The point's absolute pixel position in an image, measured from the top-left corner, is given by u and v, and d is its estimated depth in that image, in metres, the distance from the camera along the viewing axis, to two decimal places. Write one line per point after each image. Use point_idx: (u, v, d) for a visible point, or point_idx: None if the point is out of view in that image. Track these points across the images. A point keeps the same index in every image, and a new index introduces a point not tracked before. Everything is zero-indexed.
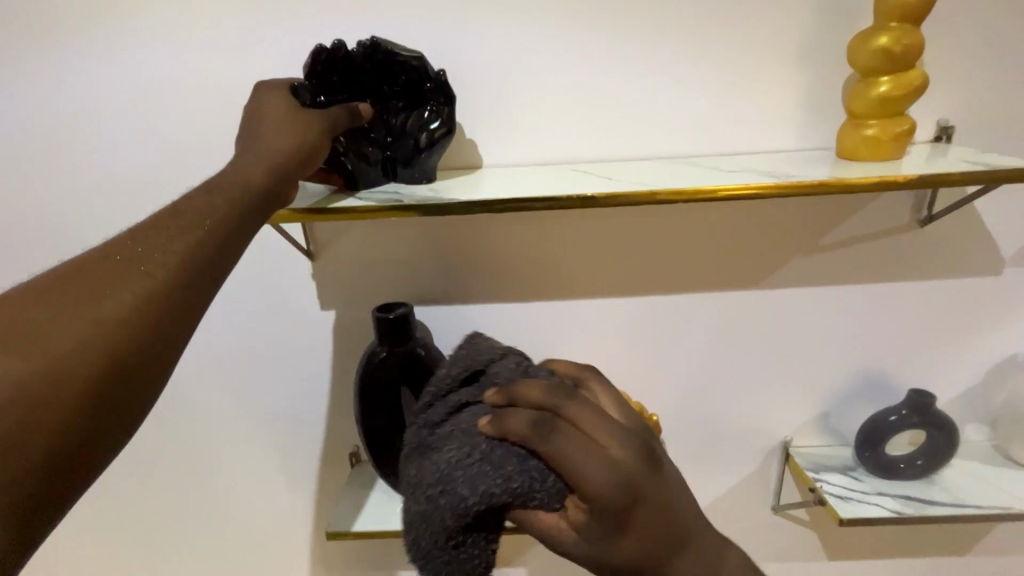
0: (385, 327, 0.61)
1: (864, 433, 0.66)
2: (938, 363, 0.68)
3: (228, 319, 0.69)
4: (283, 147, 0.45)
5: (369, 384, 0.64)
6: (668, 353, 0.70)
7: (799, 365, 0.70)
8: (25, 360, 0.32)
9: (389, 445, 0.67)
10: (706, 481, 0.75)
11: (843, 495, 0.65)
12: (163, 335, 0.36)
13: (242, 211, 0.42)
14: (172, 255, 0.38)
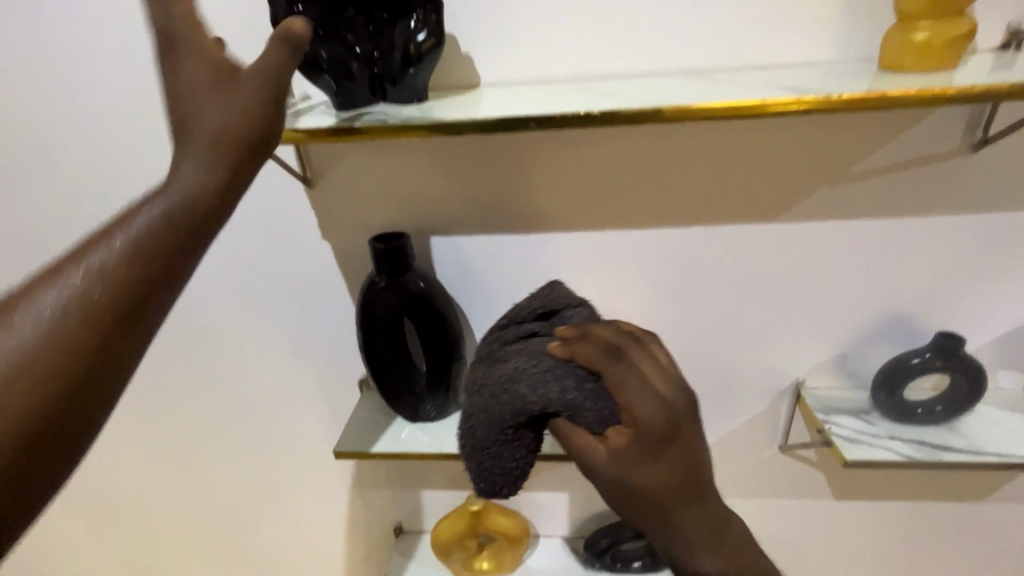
0: (382, 256, 0.60)
1: (882, 376, 0.62)
2: (974, 305, 0.63)
3: (234, 248, 0.70)
4: (220, 131, 0.35)
5: (369, 313, 0.64)
6: (676, 289, 0.67)
7: (816, 304, 0.66)
8: None
9: (389, 375, 0.68)
10: (711, 420, 0.74)
11: (851, 438, 0.63)
12: (75, 406, 0.30)
13: (171, 228, 0.33)
14: (78, 299, 0.30)
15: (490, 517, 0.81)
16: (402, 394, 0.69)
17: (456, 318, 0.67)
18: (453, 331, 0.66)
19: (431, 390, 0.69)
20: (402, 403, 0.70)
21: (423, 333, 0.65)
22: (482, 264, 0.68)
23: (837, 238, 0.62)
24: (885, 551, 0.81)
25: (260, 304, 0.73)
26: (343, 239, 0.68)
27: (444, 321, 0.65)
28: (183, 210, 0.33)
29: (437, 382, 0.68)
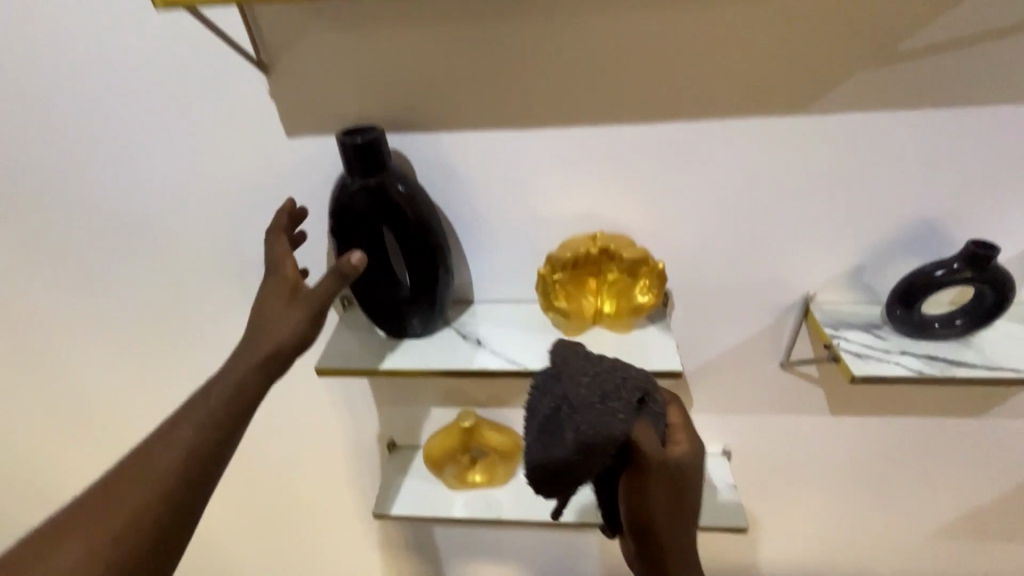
0: (355, 153, 0.54)
1: (901, 290, 0.58)
2: (999, 208, 0.59)
3: (196, 151, 0.63)
4: (287, 325, 0.52)
5: (343, 221, 0.58)
6: (682, 195, 0.62)
7: (832, 210, 0.61)
8: (100, 526, 0.40)
9: (369, 290, 0.63)
10: (711, 337, 0.71)
11: (860, 353, 0.59)
12: (211, 470, 0.45)
13: (230, 409, 0.47)
14: (188, 445, 0.44)
15: (484, 433, 0.79)
16: (385, 311, 0.65)
17: (440, 228, 0.61)
18: (437, 242, 0.61)
19: (415, 306, 0.64)
20: (384, 320, 0.66)
21: (404, 244, 0.60)
22: (471, 167, 0.62)
23: (859, 132, 0.57)
24: (872, 459, 0.83)
25: (228, 216, 0.67)
26: (317, 138, 0.61)
27: (427, 230, 0.59)
28: (237, 398, 0.48)
29: (421, 298, 0.64)
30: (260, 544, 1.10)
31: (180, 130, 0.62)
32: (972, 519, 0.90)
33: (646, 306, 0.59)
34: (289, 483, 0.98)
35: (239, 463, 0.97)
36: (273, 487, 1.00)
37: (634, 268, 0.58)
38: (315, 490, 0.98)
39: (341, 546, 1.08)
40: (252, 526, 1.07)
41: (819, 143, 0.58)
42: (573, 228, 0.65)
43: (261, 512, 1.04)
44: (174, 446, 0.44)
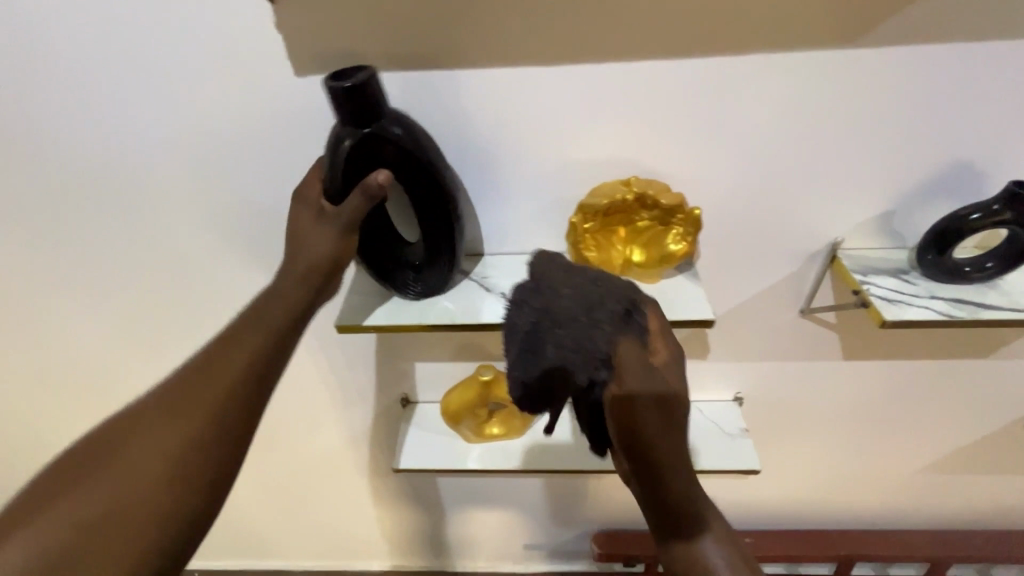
0: (345, 98, 0.50)
1: (935, 234, 0.57)
2: None
3: (196, 91, 0.58)
4: (330, 246, 0.54)
5: (342, 182, 0.54)
6: (714, 140, 0.59)
7: (867, 153, 0.59)
8: (177, 412, 0.42)
9: (382, 248, 0.61)
10: (733, 287, 0.70)
11: (889, 298, 0.59)
12: (271, 371, 0.47)
13: (284, 316, 0.50)
14: (251, 346, 0.47)
15: (497, 386, 0.78)
16: (404, 270, 0.63)
17: (447, 169, 0.58)
18: (449, 186, 0.57)
19: (428, 260, 0.62)
20: (400, 280, 0.64)
21: (411, 192, 0.57)
22: (497, 111, 0.58)
23: (907, 69, 0.55)
24: (873, 398, 0.87)
25: (234, 163, 0.63)
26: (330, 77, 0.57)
27: (434, 173, 0.56)
28: (289, 308, 0.51)
29: (435, 252, 0.61)
30: (271, 498, 1.11)
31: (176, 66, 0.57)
32: (954, 449, 0.97)
33: (681, 255, 0.57)
34: (302, 439, 0.99)
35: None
36: (286, 440, 1.00)
37: (668, 215, 0.56)
38: (329, 443, 0.99)
39: (353, 496, 1.10)
40: (264, 484, 1.08)
41: (864, 81, 0.55)
42: (602, 175, 0.62)
43: (270, 468, 1.05)
44: (241, 346, 0.47)
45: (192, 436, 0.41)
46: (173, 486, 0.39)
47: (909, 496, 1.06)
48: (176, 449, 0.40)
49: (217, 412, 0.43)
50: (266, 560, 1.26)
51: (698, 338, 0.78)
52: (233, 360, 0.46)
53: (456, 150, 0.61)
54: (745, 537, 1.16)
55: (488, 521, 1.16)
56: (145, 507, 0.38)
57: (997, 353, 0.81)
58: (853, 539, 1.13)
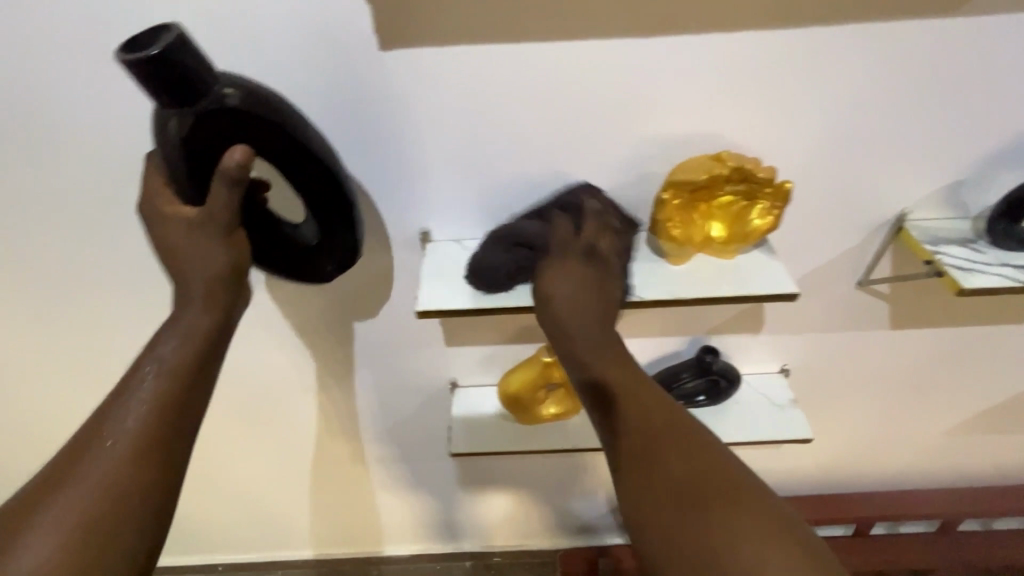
0: (146, 71, 0.47)
1: (1008, 202, 0.59)
2: None
3: (279, 64, 0.58)
4: (217, 268, 0.56)
5: (187, 166, 0.53)
6: (791, 112, 0.61)
7: (941, 126, 0.61)
8: (91, 472, 0.47)
9: (270, 233, 0.62)
10: (799, 260, 0.71)
11: (963, 267, 0.61)
12: (178, 407, 0.52)
13: (186, 354, 0.54)
14: (156, 389, 0.51)
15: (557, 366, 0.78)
16: (301, 253, 0.64)
17: (306, 130, 0.57)
18: (315, 148, 0.57)
19: (331, 237, 0.63)
20: (297, 266, 0.65)
21: (274, 162, 0.56)
22: (577, 83, 0.59)
23: (985, 40, 0.56)
24: (909, 366, 0.91)
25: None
26: (416, 49, 0.57)
27: (294, 136, 0.55)
28: (190, 346, 0.54)
29: (329, 227, 0.62)
30: (312, 478, 1.12)
31: (262, 38, 0.57)
32: (976, 412, 1.02)
33: (765, 230, 0.57)
34: (349, 418, 0.99)
35: (299, 400, 0.97)
36: (331, 422, 1.00)
37: (756, 190, 0.56)
38: (375, 423, 1.00)
39: (395, 473, 1.12)
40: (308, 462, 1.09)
41: (941, 53, 0.57)
42: (676, 149, 0.64)
43: (315, 448, 1.06)
44: (145, 386, 0.51)
45: (107, 487, 0.47)
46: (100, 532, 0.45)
47: (927, 455, 1.12)
48: (95, 501, 0.46)
49: (132, 461, 0.48)
50: (304, 536, 1.28)
51: (753, 311, 0.80)
52: (137, 412, 0.50)
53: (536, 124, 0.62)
54: None
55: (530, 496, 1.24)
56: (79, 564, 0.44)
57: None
58: (873, 501, 1.19)
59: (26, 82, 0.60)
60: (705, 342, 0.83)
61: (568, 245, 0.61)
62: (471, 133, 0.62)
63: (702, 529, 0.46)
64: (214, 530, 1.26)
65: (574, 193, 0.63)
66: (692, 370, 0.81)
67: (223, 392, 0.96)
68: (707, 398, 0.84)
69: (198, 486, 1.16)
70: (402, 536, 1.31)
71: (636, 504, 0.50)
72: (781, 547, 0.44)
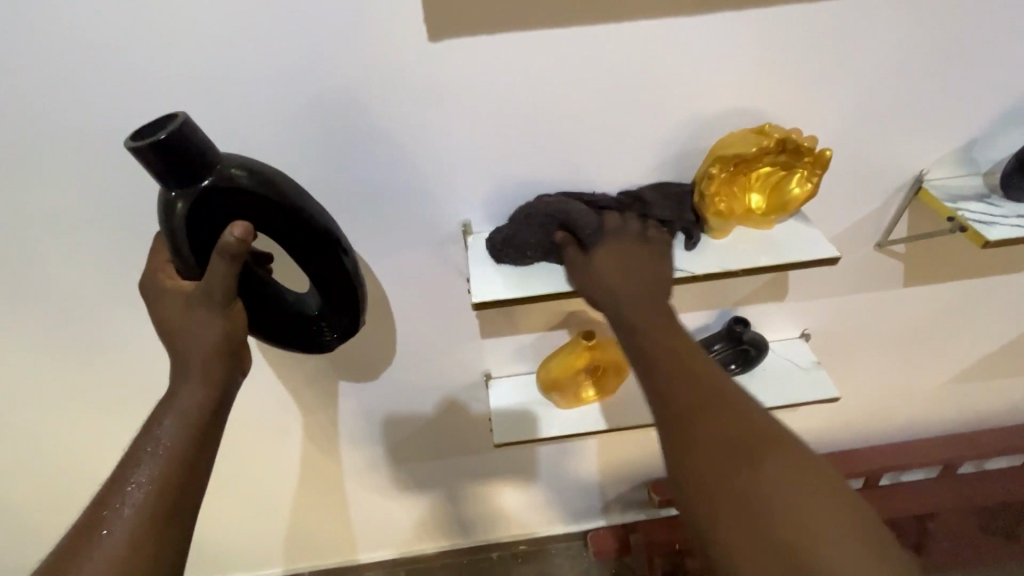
0: (155, 154, 0.48)
1: (1022, 156, 0.62)
2: None
3: (324, 62, 0.58)
4: (215, 341, 0.53)
5: (190, 241, 0.54)
6: (822, 82, 0.63)
7: (961, 88, 0.64)
8: (89, 558, 0.45)
9: (272, 303, 0.62)
10: (825, 227, 0.74)
11: (984, 220, 0.64)
12: (182, 485, 0.49)
13: (183, 436, 0.50)
14: (157, 465, 0.48)
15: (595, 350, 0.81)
16: (302, 321, 0.65)
17: (310, 201, 0.59)
18: (319, 220, 0.58)
19: (336, 304, 0.65)
20: (302, 335, 0.66)
21: (278, 232, 0.57)
22: (621, 68, 0.60)
23: (1006, 3, 0.59)
24: (919, 320, 0.95)
25: (355, 136, 0.63)
26: (462, 38, 0.57)
27: (300, 210, 0.57)
28: (187, 432, 0.50)
29: (333, 295, 0.64)
30: (347, 474, 1.14)
31: (309, 36, 0.56)
32: (978, 359, 1.08)
33: (805, 198, 0.59)
34: (382, 412, 1.00)
35: (331, 398, 0.98)
36: (366, 418, 1.01)
37: (795, 159, 0.58)
38: (410, 415, 1.01)
39: (425, 464, 1.14)
40: (340, 459, 1.10)
41: (966, 17, 0.59)
42: (715, 126, 0.65)
43: (346, 444, 1.07)
44: (144, 466, 0.48)
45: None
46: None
47: (932, 405, 1.18)
48: None
49: (127, 560, 0.45)
50: (334, 537, 1.29)
51: (778, 280, 0.83)
52: (130, 506, 0.47)
53: (579, 108, 0.62)
54: None
55: (556, 481, 1.27)
56: None
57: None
58: (881, 453, 1.25)
59: (51, 92, 0.58)
60: (732, 313, 0.86)
61: (621, 236, 0.61)
62: (516, 123, 0.63)
63: (744, 479, 0.42)
64: (244, 538, 1.26)
65: (638, 198, 0.65)
66: (724, 340, 0.84)
67: (259, 395, 0.97)
68: (739, 366, 0.87)
69: (229, 494, 1.16)
70: (433, 531, 1.33)
71: (682, 445, 0.45)
72: (832, 513, 0.40)
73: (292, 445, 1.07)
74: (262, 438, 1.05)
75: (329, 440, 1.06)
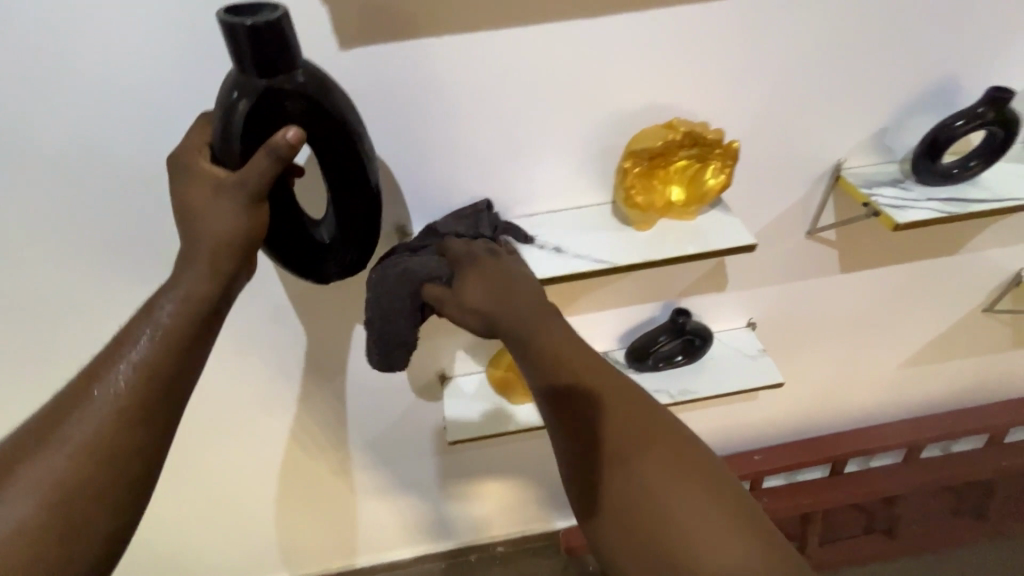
0: (246, 39, 0.51)
1: (927, 142, 0.65)
2: (1004, 61, 0.66)
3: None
4: (223, 236, 0.55)
5: (239, 134, 0.55)
6: (731, 79, 0.65)
7: (864, 81, 0.67)
8: (87, 411, 0.46)
9: (291, 217, 0.63)
10: (753, 216, 0.77)
11: (895, 204, 0.67)
12: (180, 363, 0.51)
13: (184, 318, 0.52)
14: (157, 339, 0.50)
15: None
16: (307, 246, 0.66)
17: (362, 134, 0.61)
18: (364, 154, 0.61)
19: (345, 240, 0.66)
20: (307, 259, 0.67)
21: (323, 154, 0.59)
22: (534, 71, 0.62)
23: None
24: (862, 305, 0.98)
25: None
26: (375, 46, 0.59)
27: (349, 138, 0.58)
28: (188, 316, 0.53)
29: (348, 229, 0.65)
30: (319, 481, 1.15)
31: None
32: (927, 342, 1.11)
33: (720, 188, 0.61)
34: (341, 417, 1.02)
35: (289, 404, 0.99)
36: (331, 421, 1.03)
37: (707, 151, 0.60)
38: (374, 417, 1.03)
39: (392, 467, 1.15)
40: (305, 466, 1.11)
41: (858, 14, 0.63)
42: (634, 122, 0.67)
43: (310, 449, 1.08)
44: (146, 336, 0.50)
45: (86, 450, 0.45)
46: (78, 498, 0.44)
47: (887, 388, 1.21)
48: (82, 456, 0.45)
49: (125, 415, 0.47)
50: (308, 546, 1.29)
51: (717, 272, 0.85)
52: (130, 368, 0.49)
53: (499, 111, 0.64)
54: (756, 454, 1.28)
55: (526, 479, 1.28)
56: (81, 498, 0.44)
57: (964, 250, 0.93)
58: (842, 438, 1.28)
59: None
60: (677, 304, 0.88)
61: (469, 260, 0.64)
62: (440, 126, 0.65)
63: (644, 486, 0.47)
64: (222, 552, 1.26)
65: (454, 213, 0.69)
66: (668, 331, 0.86)
67: (218, 405, 0.98)
68: (685, 356, 0.90)
69: (204, 507, 1.17)
70: (409, 535, 1.34)
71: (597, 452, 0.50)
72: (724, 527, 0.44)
73: (255, 454, 1.08)
74: (225, 450, 1.06)
75: (292, 447, 1.07)
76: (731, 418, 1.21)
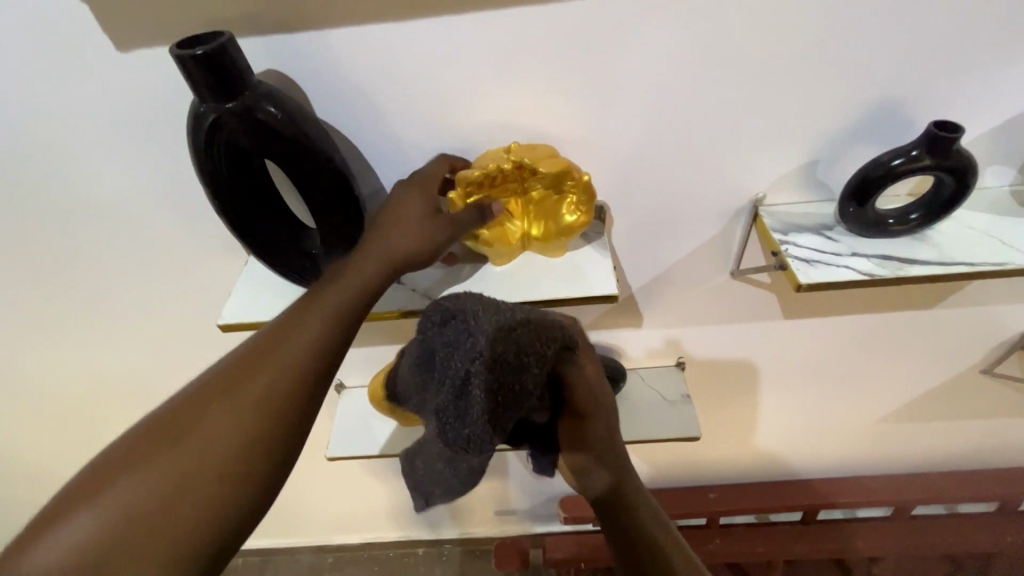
0: (198, 67, 0.44)
1: (857, 185, 0.52)
2: (953, 86, 0.52)
3: (46, 81, 0.53)
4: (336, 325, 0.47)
5: (206, 158, 0.49)
6: (597, 100, 0.54)
7: (769, 111, 0.54)
8: (208, 431, 0.39)
9: (273, 233, 0.56)
10: (653, 251, 0.67)
11: (808, 259, 0.55)
12: (311, 401, 0.43)
13: (315, 344, 0.45)
14: (288, 365, 0.43)
15: None
16: (294, 259, 0.58)
17: (337, 154, 0.53)
18: (338, 177, 0.53)
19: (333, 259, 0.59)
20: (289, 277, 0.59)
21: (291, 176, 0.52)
22: (357, 83, 0.53)
23: (796, 12, 0.48)
24: (816, 354, 0.84)
25: (109, 156, 0.58)
26: (163, 48, 0.51)
27: (319, 156, 0.51)
28: (290, 369, 0.43)
29: (333, 244, 0.57)
30: None
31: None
32: (911, 397, 0.95)
33: (577, 224, 0.53)
34: None
35: None
36: None
37: (559, 181, 0.52)
38: None
39: (316, 462, 1.14)
40: None
41: (750, 30, 0.49)
42: (489, 142, 0.58)
43: None
44: (276, 361, 0.43)
45: (170, 508, 0.35)
46: (165, 529, 0.35)
47: (860, 440, 1.05)
48: (179, 482, 0.36)
49: (238, 442, 0.39)
50: None
51: (627, 309, 0.74)
52: (259, 390, 0.41)
53: (334, 123, 0.56)
54: (711, 492, 1.16)
55: None
56: (174, 533, 0.35)
57: (951, 302, 0.77)
58: (806, 488, 1.14)
59: None
60: None
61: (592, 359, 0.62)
62: None
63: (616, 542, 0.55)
64: None
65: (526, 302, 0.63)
66: None
67: None
68: None
69: None
70: (346, 524, 1.35)
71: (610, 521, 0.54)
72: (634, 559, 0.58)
73: None
74: None
75: None
76: (679, 452, 1.10)
